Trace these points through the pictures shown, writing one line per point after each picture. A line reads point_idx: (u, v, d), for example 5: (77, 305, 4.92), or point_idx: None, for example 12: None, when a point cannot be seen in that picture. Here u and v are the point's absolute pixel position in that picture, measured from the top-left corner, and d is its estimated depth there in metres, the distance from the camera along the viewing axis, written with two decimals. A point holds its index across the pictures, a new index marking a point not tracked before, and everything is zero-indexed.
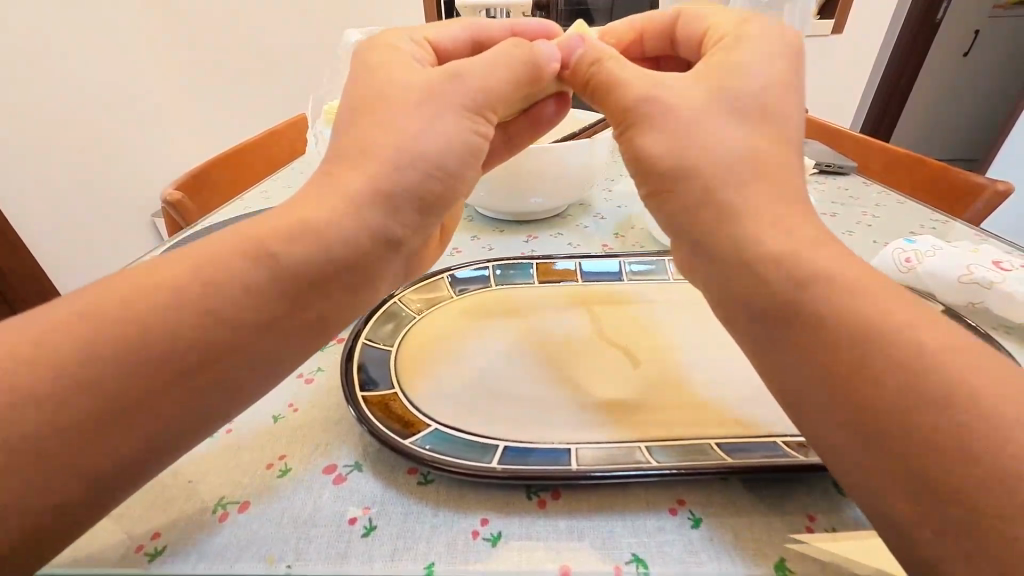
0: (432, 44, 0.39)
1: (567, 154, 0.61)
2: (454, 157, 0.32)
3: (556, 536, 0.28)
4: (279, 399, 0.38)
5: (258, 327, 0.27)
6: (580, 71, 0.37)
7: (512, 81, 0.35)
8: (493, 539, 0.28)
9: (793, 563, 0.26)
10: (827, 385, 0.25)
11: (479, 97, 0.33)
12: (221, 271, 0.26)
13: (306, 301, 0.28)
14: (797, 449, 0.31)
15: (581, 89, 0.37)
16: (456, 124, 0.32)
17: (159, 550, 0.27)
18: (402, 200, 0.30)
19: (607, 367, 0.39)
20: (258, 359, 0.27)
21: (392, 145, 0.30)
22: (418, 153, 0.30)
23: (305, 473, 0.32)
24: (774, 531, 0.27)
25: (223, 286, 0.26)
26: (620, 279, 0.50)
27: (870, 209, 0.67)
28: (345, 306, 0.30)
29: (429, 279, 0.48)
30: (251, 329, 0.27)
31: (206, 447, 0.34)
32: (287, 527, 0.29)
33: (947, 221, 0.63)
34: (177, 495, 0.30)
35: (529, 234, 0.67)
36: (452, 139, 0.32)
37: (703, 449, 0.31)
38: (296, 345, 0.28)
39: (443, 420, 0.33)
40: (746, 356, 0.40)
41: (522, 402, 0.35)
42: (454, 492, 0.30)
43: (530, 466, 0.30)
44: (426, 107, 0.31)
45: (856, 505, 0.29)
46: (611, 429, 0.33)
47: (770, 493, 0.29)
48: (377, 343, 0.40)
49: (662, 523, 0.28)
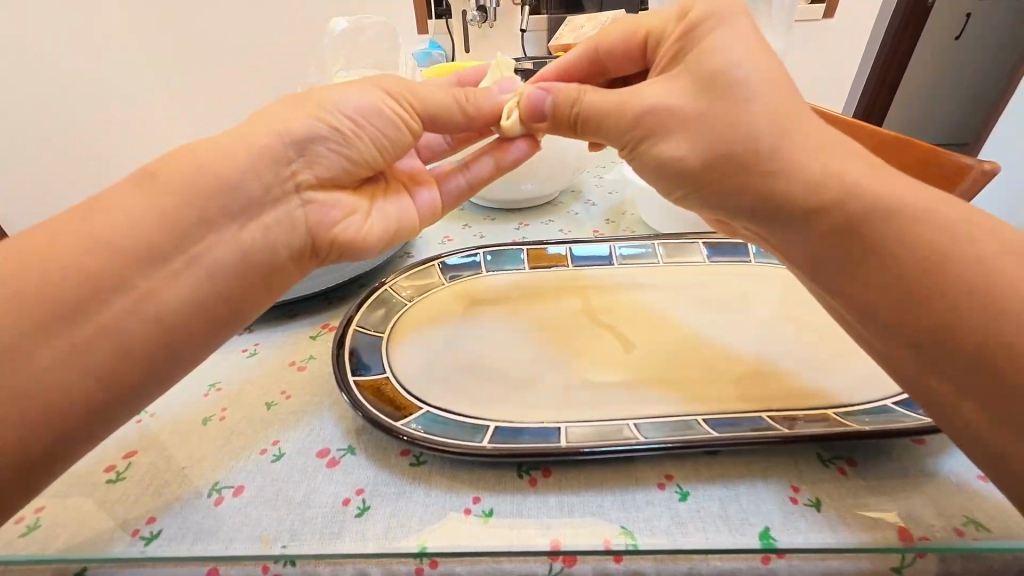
0: (415, 108, 0.39)
1: (559, 140, 0.61)
2: (378, 125, 0.37)
3: (547, 510, 0.28)
4: (271, 386, 0.38)
5: (216, 310, 0.30)
6: (560, 113, 0.38)
7: (439, 100, 0.39)
8: (484, 516, 0.28)
9: (778, 532, 0.26)
10: (942, 342, 0.24)
11: (395, 84, 0.38)
12: (204, 258, 0.29)
13: (268, 274, 0.33)
14: (783, 423, 0.31)
15: (571, 129, 0.38)
16: (388, 123, 0.38)
17: (155, 534, 0.28)
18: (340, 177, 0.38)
19: (595, 351, 0.40)
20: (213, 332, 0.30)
21: (347, 145, 0.36)
22: (366, 145, 0.37)
23: (298, 456, 0.32)
24: (759, 502, 0.28)
25: (185, 281, 0.28)
26: (610, 263, 0.50)
27: None
28: (280, 277, 0.34)
29: (419, 266, 0.48)
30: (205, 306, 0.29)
31: (199, 433, 0.34)
32: (281, 509, 0.29)
33: None
34: (173, 483, 0.31)
35: (521, 223, 0.67)
36: (391, 137, 0.38)
37: (689, 424, 0.31)
38: (257, 291, 0.32)
39: (434, 402, 0.34)
40: (732, 336, 0.41)
41: (511, 386, 0.36)
42: (446, 472, 0.31)
43: (520, 445, 0.30)
44: (379, 126, 0.37)
45: (839, 475, 0.29)
46: (600, 409, 0.34)
47: (756, 469, 0.30)
48: (367, 329, 0.40)
49: (650, 496, 0.29)
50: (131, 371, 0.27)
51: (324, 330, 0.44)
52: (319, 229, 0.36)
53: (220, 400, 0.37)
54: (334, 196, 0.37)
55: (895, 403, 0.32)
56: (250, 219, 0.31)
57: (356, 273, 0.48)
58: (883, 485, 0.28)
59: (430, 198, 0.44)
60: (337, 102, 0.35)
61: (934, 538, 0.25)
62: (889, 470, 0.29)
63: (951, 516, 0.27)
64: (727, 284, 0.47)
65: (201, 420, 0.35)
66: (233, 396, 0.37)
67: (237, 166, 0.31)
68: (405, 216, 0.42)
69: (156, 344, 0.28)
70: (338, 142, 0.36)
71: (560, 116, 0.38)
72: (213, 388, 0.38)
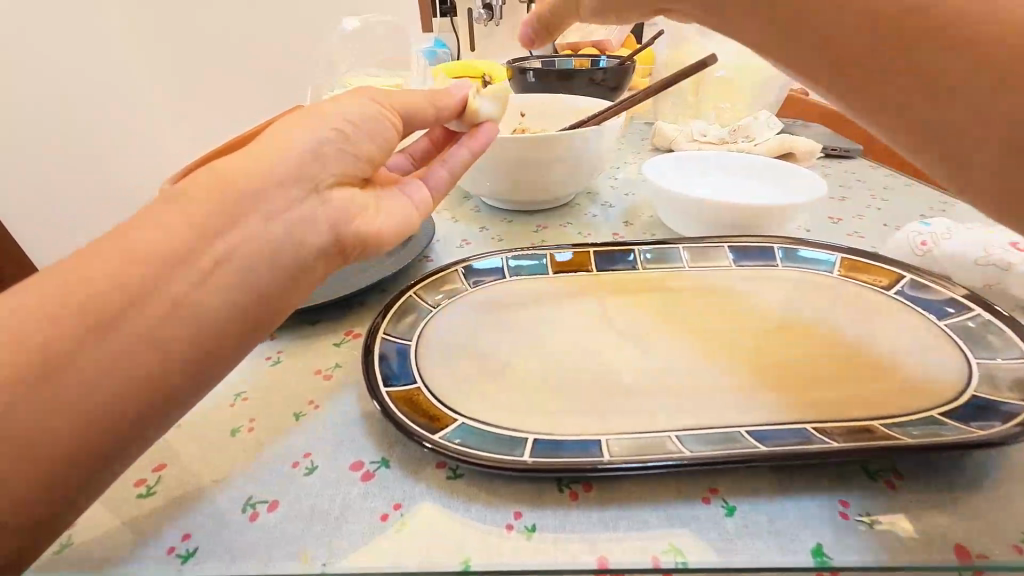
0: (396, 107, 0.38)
1: (578, 143, 0.61)
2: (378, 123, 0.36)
3: (591, 527, 0.27)
4: (299, 396, 0.37)
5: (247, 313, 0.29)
6: None
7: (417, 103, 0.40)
8: (527, 532, 0.27)
9: (831, 549, 0.26)
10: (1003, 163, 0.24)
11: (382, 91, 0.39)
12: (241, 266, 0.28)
13: (301, 275, 0.31)
14: (828, 436, 0.30)
15: None
16: (379, 121, 0.36)
17: (191, 552, 0.27)
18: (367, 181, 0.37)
19: (626, 358, 0.39)
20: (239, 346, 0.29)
21: (352, 145, 0.34)
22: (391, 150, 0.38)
23: (331, 470, 0.32)
24: (808, 517, 0.27)
25: (216, 295, 0.27)
26: (634, 268, 0.50)
27: (872, 205, 0.67)
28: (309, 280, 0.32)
29: (443, 271, 0.47)
30: (240, 309, 0.28)
31: (228, 446, 0.33)
32: (318, 525, 0.28)
33: (943, 210, 0.65)
34: (203, 499, 0.30)
35: (538, 225, 0.66)
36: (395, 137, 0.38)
37: (734, 437, 0.31)
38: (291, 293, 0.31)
39: (469, 412, 0.33)
40: (765, 343, 0.40)
41: (545, 396, 0.35)
42: (483, 486, 0.30)
43: (562, 458, 0.29)
44: (376, 127, 0.36)
45: (887, 488, 0.29)
46: (638, 419, 0.33)
47: (803, 484, 0.29)
48: (396, 337, 0.39)
49: (695, 511, 0.28)
50: (157, 385, 0.26)
51: (348, 337, 0.44)
52: (343, 227, 0.33)
53: (246, 411, 0.36)
54: (369, 208, 0.36)
55: (942, 414, 0.32)
56: (278, 210, 0.30)
57: (377, 278, 0.47)
58: (931, 499, 0.28)
59: (421, 192, 0.41)
60: (334, 111, 0.34)
61: (992, 557, 0.25)
62: (940, 483, 0.29)
63: (1006, 532, 0.26)
64: (756, 288, 0.46)
65: (230, 431, 0.34)
66: (260, 406, 0.37)
67: (269, 168, 0.30)
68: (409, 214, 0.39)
69: (194, 355, 0.27)
70: (344, 142, 0.34)
71: None
72: (239, 398, 0.37)
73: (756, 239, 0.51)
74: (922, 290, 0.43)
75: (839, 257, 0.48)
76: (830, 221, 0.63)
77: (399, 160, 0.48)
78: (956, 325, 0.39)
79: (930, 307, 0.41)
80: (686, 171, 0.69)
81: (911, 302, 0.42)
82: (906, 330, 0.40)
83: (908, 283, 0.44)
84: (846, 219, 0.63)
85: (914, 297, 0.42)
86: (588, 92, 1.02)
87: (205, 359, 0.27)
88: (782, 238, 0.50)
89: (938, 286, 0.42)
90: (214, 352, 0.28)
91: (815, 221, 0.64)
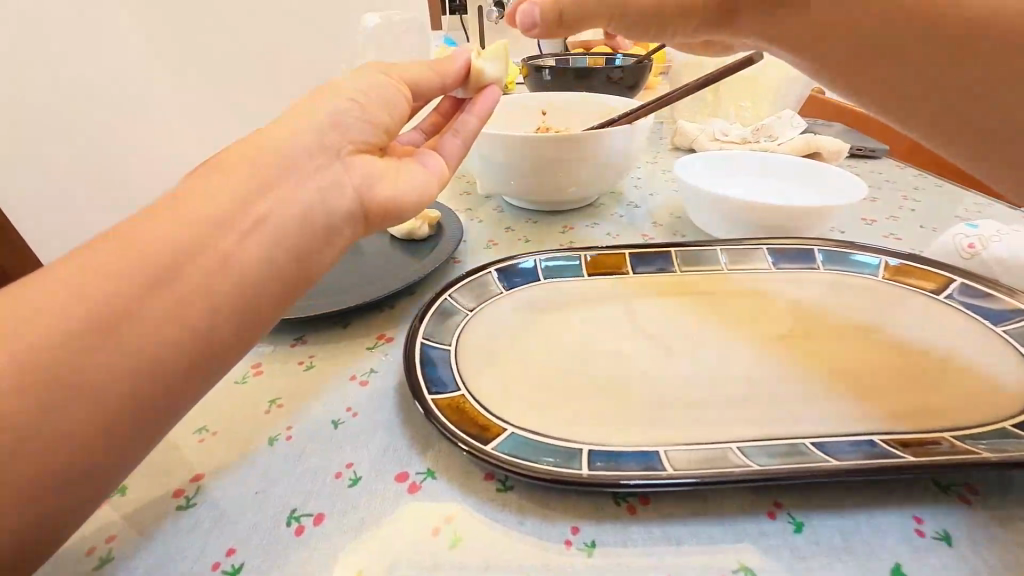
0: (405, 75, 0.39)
1: (605, 141, 0.60)
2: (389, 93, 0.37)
3: (654, 543, 0.26)
4: (336, 402, 0.36)
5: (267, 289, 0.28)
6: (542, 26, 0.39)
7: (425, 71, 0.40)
8: (588, 548, 0.26)
9: (912, 570, 0.24)
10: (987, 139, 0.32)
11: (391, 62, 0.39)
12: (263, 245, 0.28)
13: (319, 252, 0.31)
14: (898, 449, 0.29)
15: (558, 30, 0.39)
16: (392, 91, 0.37)
17: (237, 568, 0.26)
18: (408, 180, 0.36)
19: (672, 363, 0.38)
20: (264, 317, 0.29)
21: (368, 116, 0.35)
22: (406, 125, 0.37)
23: (376, 481, 0.30)
24: (883, 535, 0.26)
25: (233, 271, 0.27)
26: (670, 270, 0.48)
27: (907, 205, 0.66)
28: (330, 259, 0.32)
29: (477, 273, 0.46)
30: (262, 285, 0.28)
31: (266, 456, 0.32)
32: (368, 539, 0.27)
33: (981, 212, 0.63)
34: (245, 511, 0.29)
35: (565, 225, 0.65)
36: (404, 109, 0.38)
37: (799, 450, 0.29)
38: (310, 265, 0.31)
39: (517, 422, 0.32)
40: (816, 350, 0.39)
41: (593, 403, 0.34)
42: (537, 500, 0.29)
43: (621, 471, 0.28)
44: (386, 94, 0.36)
45: (963, 504, 0.27)
46: (694, 429, 0.32)
47: (874, 499, 0.28)
48: (435, 341, 0.38)
49: (762, 527, 0.27)
50: (185, 364, 0.25)
51: (381, 341, 0.42)
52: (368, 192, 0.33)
53: (283, 418, 0.35)
54: None
55: (1014, 427, 0.30)
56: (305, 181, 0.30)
57: (410, 281, 0.46)
58: (1012, 516, 0.27)
59: (438, 162, 0.40)
60: (346, 85, 0.35)
61: None
62: (1017, 499, 0.27)
63: None
64: (801, 293, 0.45)
65: (267, 440, 0.33)
66: (297, 413, 0.35)
67: None
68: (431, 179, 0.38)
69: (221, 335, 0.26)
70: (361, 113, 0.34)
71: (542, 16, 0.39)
72: (274, 404, 0.36)
73: (795, 241, 0.49)
74: (974, 294, 0.41)
75: (885, 260, 0.46)
76: (864, 222, 0.62)
77: (411, 135, 0.47)
78: (1014, 331, 0.38)
79: (985, 313, 0.40)
80: (715, 167, 0.68)
81: (964, 307, 0.41)
82: (961, 336, 0.38)
83: (958, 288, 0.42)
84: (881, 221, 0.62)
85: (967, 302, 0.41)
86: (605, 90, 1.00)
87: (237, 334, 0.27)
88: (825, 242, 0.49)
89: (992, 290, 0.41)
90: (238, 330, 0.27)
91: (848, 223, 0.62)
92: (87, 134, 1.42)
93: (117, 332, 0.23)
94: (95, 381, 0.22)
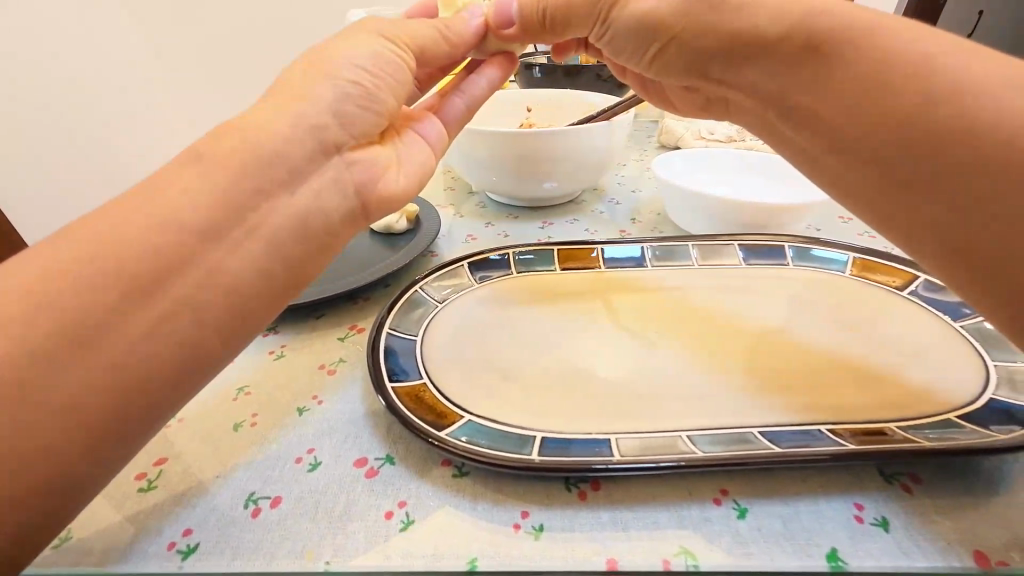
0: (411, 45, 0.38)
1: (585, 138, 0.61)
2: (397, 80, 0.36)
3: (599, 527, 0.27)
4: (302, 390, 0.37)
5: (244, 302, 0.28)
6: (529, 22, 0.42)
7: (432, 41, 0.39)
8: (535, 532, 0.27)
9: (846, 553, 0.25)
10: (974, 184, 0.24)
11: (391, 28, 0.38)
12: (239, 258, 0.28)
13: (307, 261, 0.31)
14: (843, 438, 0.30)
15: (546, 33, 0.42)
16: (392, 65, 0.36)
17: (192, 548, 0.26)
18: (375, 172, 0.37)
19: (634, 355, 0.39)
20: (252, 325, 0.29)
21: (372, 101, 0.34)
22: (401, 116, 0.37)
23: (336, 466, 0.31)
24: (822, 521, 0.27)
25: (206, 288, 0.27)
26: (641, 265, 0.49)
27: None
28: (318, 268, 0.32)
29: (449, 266, 0.46)
30: (242, 300, 0.28)
31: (230, 442, 0.33)
32: (322, 521, 0.28)
33: None
34: (203, 493, 0.30)
35: (544, 221, 0.65)
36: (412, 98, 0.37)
37: (747, 438, 0.30)
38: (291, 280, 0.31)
39: (476, 409, 0.32)
40: (779, 343, 0.39)
41: (552, 393, 0.35)
42: (490, 485, 0.29)
43: (571, 458, 0.29)
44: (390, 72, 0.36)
45: (903, 492, 0.28)
46: (648, 418, 0.32)
47: (816, 486, 0.29)
48: (402, 332, 0.38)
49: (706, 513, 0.27)
50: (161, 378, 0.26)
51: (352, 332, 0.43)
52: (367, 187, 0.34)
53: (249, 405, 0.36)
54: (376, 201, 0.35)
55: (960, 418, 0.31)
56: (301, 185, 0.31)
57: (384, 273, 0.47)
58: (950, 503, 0.27)
59: (436, 129, 0.42)
60: (342, 58, 0.34)
61: (1014, 563, 0.24)
62: (957, 488, 0.28)
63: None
64: (766, 289, 0.46)
65: (232, 427, 0.34)
66: (264, 401, 0.36)
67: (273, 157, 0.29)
68: (424, 158, 0.40)
69: (196, 347, 0.27)
70: (363, 98, 0.34)
71: (530, 17, 0.41)
72: (242, 392, 0.37)
73: (765, 237, 0.50)
74: (936, 290, 0.42)
75: (851, 257, 0.47)
76: (840, 220, 0.62)
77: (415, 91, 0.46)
78: (971, 326, 0.38)
79: (946, 308, 0.40)
80: (695, 165, 0.69)
81: (925, 302, 0.41)
82: (920, 331, 0.39)
83: (921, 284, 0.43)
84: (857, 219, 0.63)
85: (929, 298, 0.42)
86: (594, 88, 1.01)
87: (229, 337, 0.28)
88: (795, 238, 0.49)
89: None
90: (214, 341, 0.28)
91: (824, 221, 0.63)
92: (88, 134, 1.51)
93: (96, 344, 0.24)
94: (71, 393, 0.23)
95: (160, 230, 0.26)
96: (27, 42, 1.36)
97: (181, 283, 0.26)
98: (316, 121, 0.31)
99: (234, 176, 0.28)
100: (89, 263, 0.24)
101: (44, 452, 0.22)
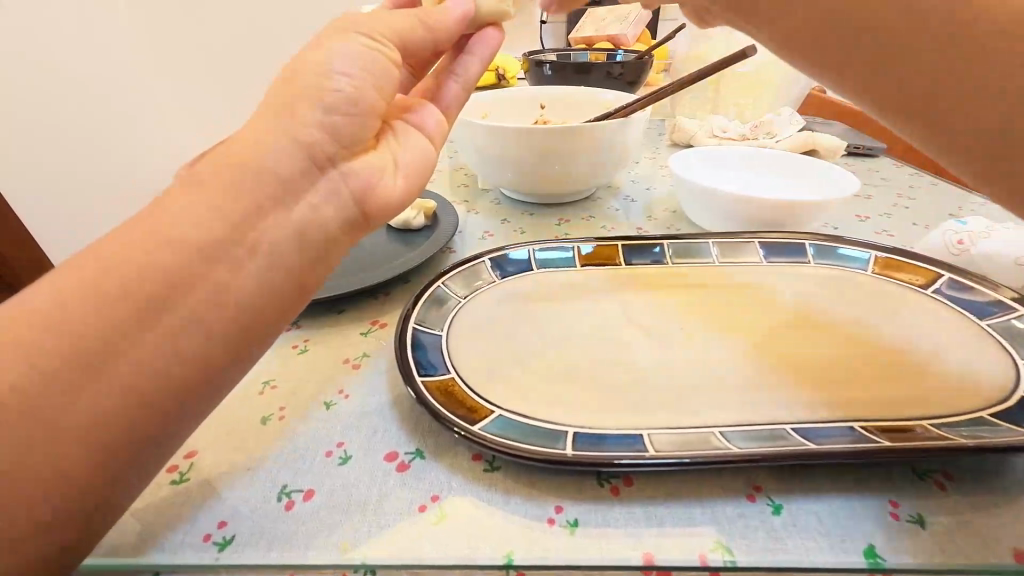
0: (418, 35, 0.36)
1: (603, 134, 0.60)
2: None
3: (634, 522, 0.27)
4: (327, 384, 0.37)
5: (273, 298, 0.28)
6: None
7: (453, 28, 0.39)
8: (570, 527, 0.27)
9: (884, 550, 0.25)
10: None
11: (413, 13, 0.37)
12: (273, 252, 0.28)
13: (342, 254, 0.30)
14: (876, 434, 0.30)
15: None
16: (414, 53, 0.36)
17: (228, 540, 0.26)
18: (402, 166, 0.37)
19: (659, 352, 0.38)
20: (267, 335, 0.29)
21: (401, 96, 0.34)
22: None
23: (366, 460, 0.31)
24: (856, 518, 0.27)
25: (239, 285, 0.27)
26: (662, 262, 0.49)
27: (901, 201, 0.67)
28: None
29: (471, 262, 0.46)
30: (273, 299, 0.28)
31: (259, 434, 0.33)
32: (355, 514, 0.28)
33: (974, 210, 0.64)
34: (235, 486, 0.30)
35: (559, 218, 0.65)
36: None
37: (780, 434, 0.30)
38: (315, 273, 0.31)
39: (505, 404, 0.33)
40: (803, 341, 0.39)
41: (579, 389, 0.34)
42: (522, 479, 0.29)
43: (604, 453, 0.29)
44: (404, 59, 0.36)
45: (938, 490, 0.28)
46: (678, 414, 0.32)
47: (850, 483, 0.28)
48: (427, 327, 0.38)
49: (741, 508, 0.27)
50: (193, 373, 0.25)
51: (375, 327, 0.43)
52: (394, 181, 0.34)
53: (276, 399, 0.36)
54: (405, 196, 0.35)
55: (991, 416, 0.31)
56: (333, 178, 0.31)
57: (405, 268, 0.47)
58: (984, 502, 0.27)
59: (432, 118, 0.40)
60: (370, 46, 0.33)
61: None
62: (991, 486, 0.28)
63: None
64: (788, 286, 0.46)
65: (261, 420, 0.34)
66: (291, 395, 0.36)
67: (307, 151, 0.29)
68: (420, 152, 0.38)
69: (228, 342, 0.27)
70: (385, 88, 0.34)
71: None
72: (268, 386, 0.37)
73: (786, 234, 0.50)
74: (960, 289, 0.42)
75: (874, 256, 0.47)
76: (857, 218, 0.62)
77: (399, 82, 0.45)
78: (998, 325, 0.38)
79: (971, 307, 0.40)
80: (710, 162, 0.69)
81: (949, 301, 0.41)
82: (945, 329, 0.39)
83: (945, 282, 0.43)
84: (874, 218, 0.63)
85: (953, 296, 0.42)
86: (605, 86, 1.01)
87: (258, 331, 0.28)
88: (816, 236, 0.49)
89: (978, 285, 0.42)
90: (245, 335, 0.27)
91: (841, 219, 0.63)
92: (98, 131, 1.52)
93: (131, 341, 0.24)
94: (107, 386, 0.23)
95: (197, 223, 0.26)
96: (25, 40, 1.36)
97: (218, 277, 0.26)
98: (347, 114, 0.31)
99: (269, 169, 0.28)
100: (111, 275, 0.24)
101: (67, 464, 0.22)
